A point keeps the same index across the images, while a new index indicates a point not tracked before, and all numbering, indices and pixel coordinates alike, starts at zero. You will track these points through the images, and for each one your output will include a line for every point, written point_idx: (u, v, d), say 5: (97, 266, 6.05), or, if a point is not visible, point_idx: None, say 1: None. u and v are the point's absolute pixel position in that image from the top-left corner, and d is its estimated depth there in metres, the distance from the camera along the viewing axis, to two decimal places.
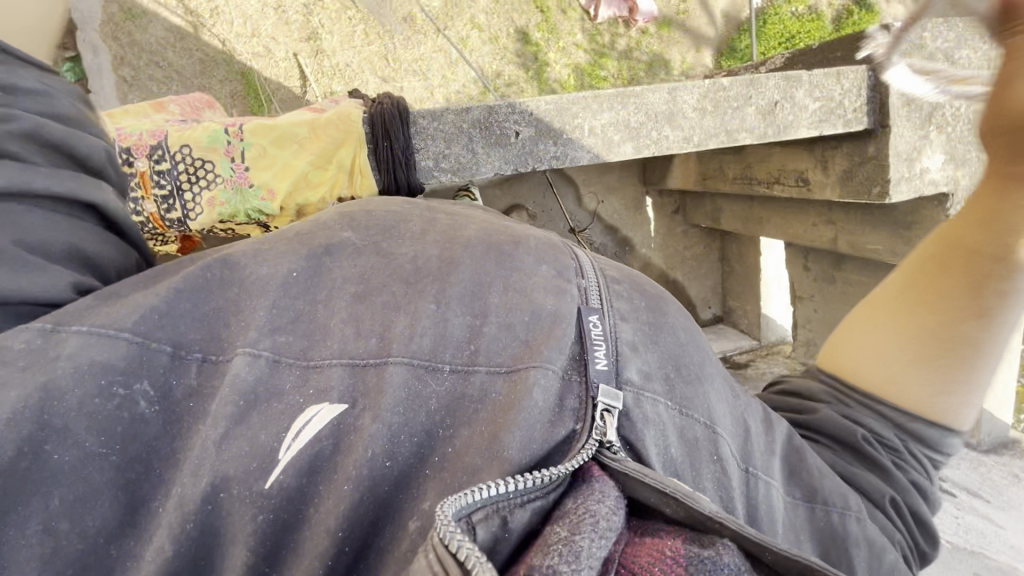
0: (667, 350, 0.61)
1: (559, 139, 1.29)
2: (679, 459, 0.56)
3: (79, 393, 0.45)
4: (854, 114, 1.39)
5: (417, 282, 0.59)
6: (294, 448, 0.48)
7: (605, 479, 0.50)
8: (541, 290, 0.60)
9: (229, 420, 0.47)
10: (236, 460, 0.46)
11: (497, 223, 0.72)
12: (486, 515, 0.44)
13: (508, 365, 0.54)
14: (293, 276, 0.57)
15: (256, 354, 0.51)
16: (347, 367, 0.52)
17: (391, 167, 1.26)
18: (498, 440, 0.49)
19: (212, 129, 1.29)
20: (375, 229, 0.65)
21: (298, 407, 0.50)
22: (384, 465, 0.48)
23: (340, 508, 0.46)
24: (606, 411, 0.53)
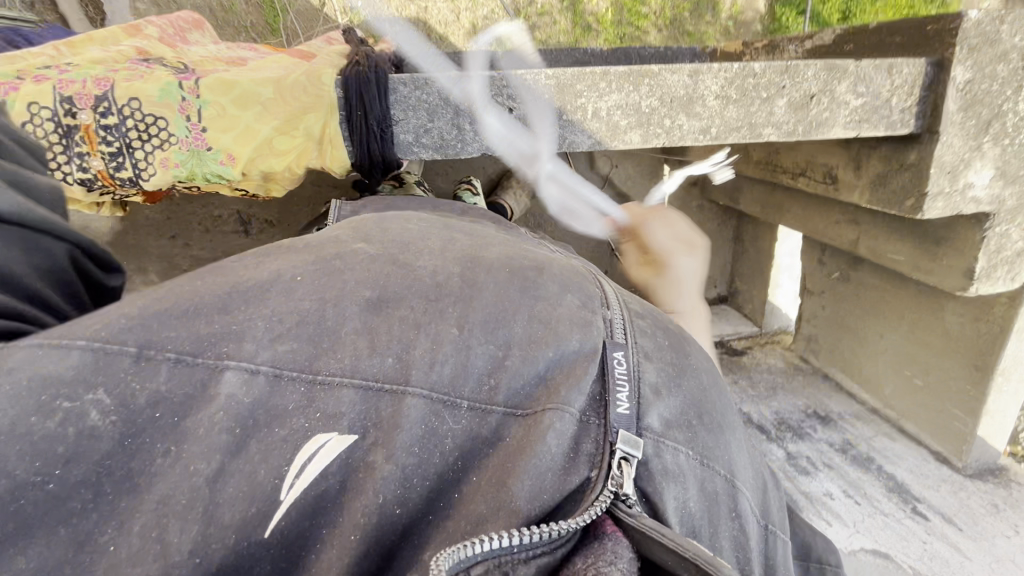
0: (691, 394, 0.56)
1: (558, 118, 1.09)
2: (698, 515, 0.51)
3: (12, 412, 0.37)
4: (902, 115, 1.14)
5: (437, 299, 0.52)
6: (297, 487, 0.42)
7: (618, 538, 0.45)
8: (567, 322, 0.54)
9: (225, 452, 0.41)
10: (232, 501, 0.40)
11: (522, 248, 0.66)
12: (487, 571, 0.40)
13: (526, 408, 0.49)
14: (296, 276, 0.50)
15: (254, 371, 0.44)
16: (357, 391, 0.45)
17: (364, 138, 1.04)
18: (506, 489, 0.44)
19: (166, 77, 1.01)
20: (391, 244, 0.58)
21: (304, 435, 0.43)
22: (394, 513, 0.43)
23: (342, 562, 0.41)
24: (624, 460, 0.48)
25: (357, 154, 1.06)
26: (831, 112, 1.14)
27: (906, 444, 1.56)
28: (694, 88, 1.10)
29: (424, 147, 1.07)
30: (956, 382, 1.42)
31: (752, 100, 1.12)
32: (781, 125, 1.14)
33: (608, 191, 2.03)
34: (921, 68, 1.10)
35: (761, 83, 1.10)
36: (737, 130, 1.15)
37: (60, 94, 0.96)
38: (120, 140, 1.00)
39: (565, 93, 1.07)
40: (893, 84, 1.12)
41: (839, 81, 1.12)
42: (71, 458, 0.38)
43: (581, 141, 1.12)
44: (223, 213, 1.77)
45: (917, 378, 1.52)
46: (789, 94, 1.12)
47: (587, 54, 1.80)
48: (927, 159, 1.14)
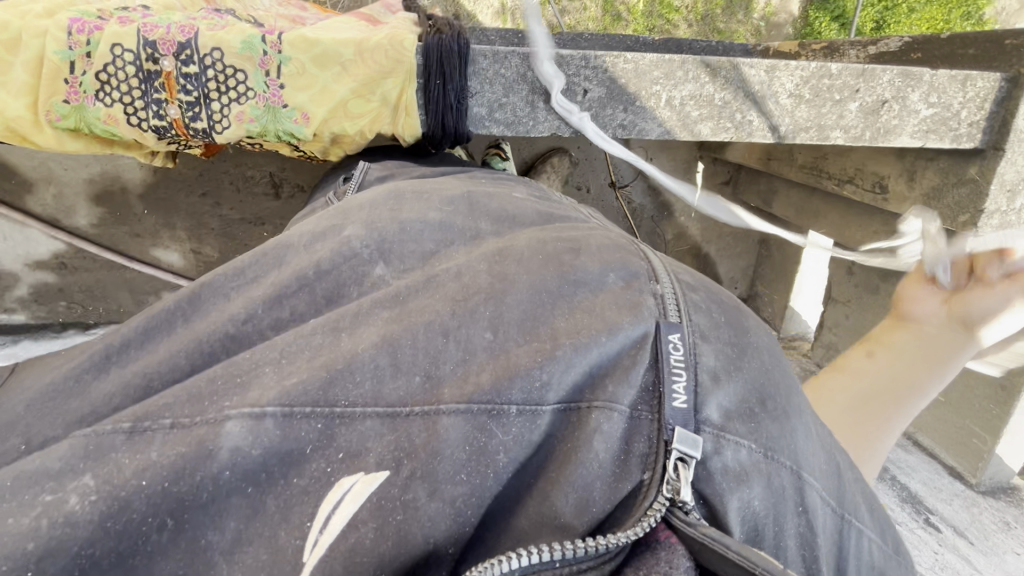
0: (750, 380, 0.56)
1: (632, 104, 1.15)
2: (762, 513, 0.52)
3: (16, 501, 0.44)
4: (967, 128, 1.23)
5: (466, 300, 0.55)
6: (322, 540, 0.45)
7: (673, 544, 0.46)
8: (614, 307, 0.55)
9: (244, 516, 0.46)
10: (258, 565, 0.44)
11: (543, 230, 0.70)
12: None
13: (569, 399, 0.51)
14: (301, 330, 0.55)
15: (261, 415, 0.47)
16: (382, 420, 0.48)
17: (440, 109, 1.07)
18: (550, 503, 0.47)
19: (246, 30, 1.01)
20: (413, 258, 0.65)
21: (327, 481, 0.46)
22: (449, 549, 0.46)
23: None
24: (680, 462, 0.49)
25: (429, 124, 1.09)
26: (901, 119, 1.21)
27: (919, 457, 1.59)
28: (769, 85, 1.17)
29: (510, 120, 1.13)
30: (981, 401, 1.44)
31: (825, 101, 1.19)
32: (850, 128, 1.21)
33: (638, 184, 2.02)
34: (996, 83, 1.19)
35: (836, 85, 1.18)
36: (807, 130, 1.22)
37: (145, 38, 0.97)
38: (198, 90, 1.01)
39: (640, 78, 1.13)
40: (965, 96, 1.20)
41: (912, 88, 1.19)
42: (44, 555, 0.42)
43: (651, 129, 1.17)
44: (252, 174, 1.74)
45: (934, 396, 1.56)
46: (862, 98, 1.19)
47: (636, 42, 1.78)
48: (989, 173, 1.22)
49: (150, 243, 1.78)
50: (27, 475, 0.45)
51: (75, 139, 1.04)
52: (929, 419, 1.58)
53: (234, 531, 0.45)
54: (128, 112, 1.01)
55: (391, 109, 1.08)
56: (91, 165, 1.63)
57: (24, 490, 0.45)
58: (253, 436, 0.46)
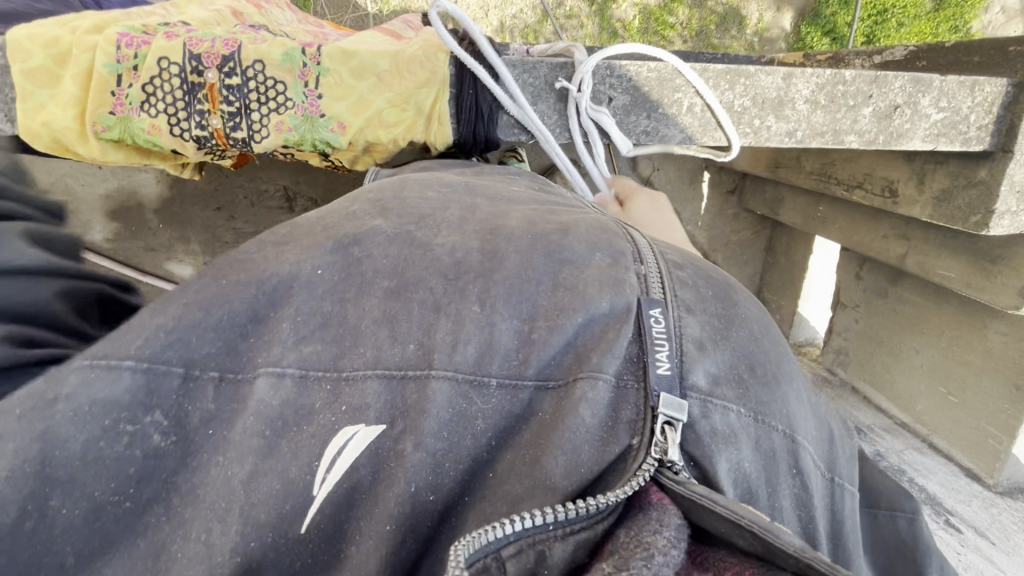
0: (739, 346, 0.54)
1: (655, 110, 1.13)
2: (753, 474, 0.50)
3: (83, 438, 0.42)
4: (977, 132, 1.22)
5: (457, 277, 0.52)
6: (328, 482, 0.43)
7: (663, 506, 0.44)
8: (596, 283, 0.53)
9: (257, 456, 0.43)
10: (267, 502, 0.42)
11: (544, 210, 0.67)
12: (520, 549, 0.40)
13: (558, 378, 0.48)
14: (318, 274, 0.51)
15: (280, 374, 0.46)
16: (382, 382, 0.44)
17: (472, 119, 1.11)
18: (539, 464, 0.43)
19: (288, 44, 1.06)
20: (410, 219, 0.58)
21: (331, 429, 0.44)
22: (428, 500, 0.43)
23: (379, 549, 0.41)
24: (667, 425, 0.47)
25: (461, 132, 1.12)
26: (913, 124, 1.20)
27: (937, 458, 1.65)
28: (786, 91, 1.15)
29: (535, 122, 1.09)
30: (993, 402, 1.49)
31: (839, 107, 1.17)
32: (864, 133, 1.19)
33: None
34: (1003, 88, 1.19)
35: (850, 91, 1.16)
36: (822, 135, 1.19)
37: (191, 52, 1.02)
38: (240, 101, 1.05)
39: (664, 85, 1.12)
40: (974, 101, 1.19)
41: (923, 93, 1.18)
42: (141, 479, 0.43)
43: (673, 135, 1.16)
44: (266, 187, 1.79)
45: (951, 398, 1.61)
46: (874, 103, 1.18)
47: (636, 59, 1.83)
48: (998, 174, 1.22)
49: (165, 257, 1.81)
50: (100, 403, 0.43)
51: (116, 151, 1.10)
52: (945, 421, 1.64)
53: (250, 470, 0.43)
54: (172, 122, 1.06)
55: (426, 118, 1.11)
56: (107, 181, 1.71)
57: (99, 420, 0.43)
58: (275, 391, 0.45)
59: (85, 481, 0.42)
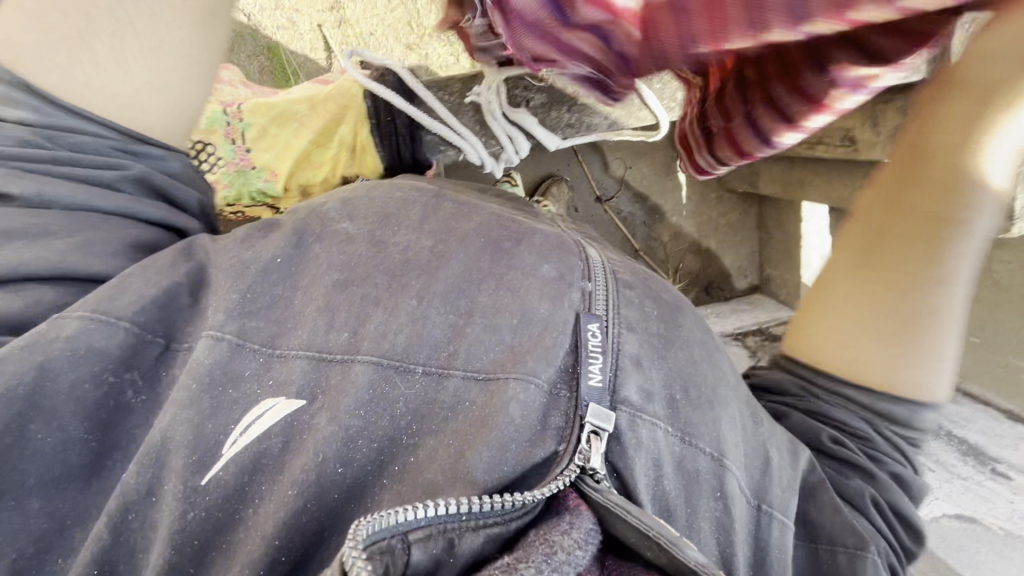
0: (676, 367, 0.56)
1: (576, 104, 1.11)
2: (673, 494, 0.51)
3: (73, 375, 0.45)
4: None
5: (403, 274, 0.53)
6: (239, 443, 0.41)
7: (580, 511, 0.44)
8: (537, 292, 0.54)
9: (182, 405, 0.43)
10: (180, 450, 0.41)
11: (508, 215, 0.66)
12: (428, 536, 0.38)
13: (487, 371, 0.47)
14: (275, 262, 0.53)
15: (218, 337, 0.46)
16: (309, 361, 0.46)
17: (394, 142, 1.12)
18: (463, 458, 0.42)
19: (211, 106, 1.08)
20: (372, 217, 0.59)
21: (253, 398, 0.44)
22: (336, 471, 0.41)
23: (280, 514, 0.39)
24: (594, 434, 0.47)
25: (388, 158, 1.12)
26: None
27: (973, 405, 1.34)
28: None
29: (461, 131, 1.06)
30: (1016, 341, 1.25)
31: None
32: None
33: (624, 195, 1.84)
34: None
35: None
36: None
37: None
38: None
39: None
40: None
41: None
42: (109, 424, 0.46)
43: (598, 122, 1.16)
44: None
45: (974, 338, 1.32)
46: None
47: None
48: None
49: None
50: (92, 350, 0.46)
51: None
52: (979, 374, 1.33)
53: (171, 416, 0.42)
54: None
55: (350, 151, 1.13)
56: None
57: (90, 363, 0.46)
58: (213, 349, 0.45)
59: (63, 415, 0.44)
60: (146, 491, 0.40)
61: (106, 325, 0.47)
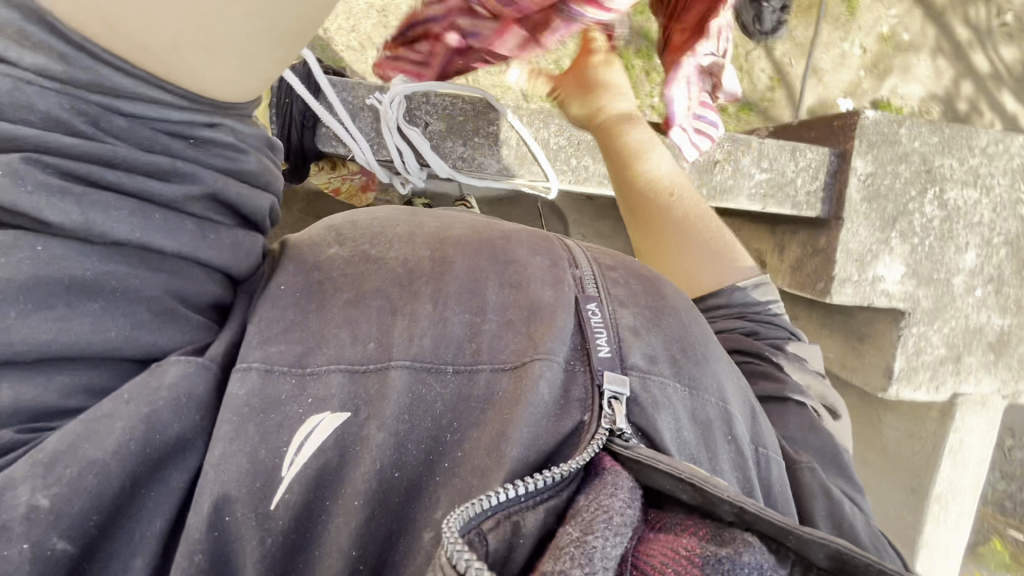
0: (670, 332, 0.61)
1: (471, 137, 1.13)
2: (693, 443, 0.56)
3: (180, 426, 0.43)
4: (807, 198, 1.28)
5: (411, 284, 0.55)
6: (297, 463, 0.43)
7: (618, 471, 0.48)
8: (538, 281, 0.58)
9: (227, 438, 0.42)
10: (238, 479, 0.41)
11: (486, 221, 0.69)
12: (498, 523, 0.41)
13: (511, 361, 0.51)
14: (281, 289, 0.53)
15: (247, 367, 0.46)
16: (344, 375, 0.47)
17: (288, 127, 1.09)
18: (506, 437, 0.45)
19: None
20: (363, 237, 0.60)
21: (298, 419, 0.44)
22: (393, 476, 0.44)
23: (353, 526, 0.42)
24: (613, 399, 0.51)
25: (279, 137, 1.11)
26: (735, 180, 1.23)
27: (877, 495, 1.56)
28: None
29: (353, 133, 1.04)
30: (912, 444, 1.52)
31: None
32: None
33: None
34: (825, 157, 1.27)
35: None
36: None
37: None
38: None
39: (479, 117, 1.13)
40: (797, 165, 1.26)
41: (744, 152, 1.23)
42: None
43: (489, 163, 1.15)
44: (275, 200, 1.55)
45: (894, 430, 1.56)
46: None
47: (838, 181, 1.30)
48: (834, 243, 1.29)
49: None
50: (196, 399, 0.44)
51: None
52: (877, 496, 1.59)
53: (220, 451, 0.42)
54: None
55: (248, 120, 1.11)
56: None
57: (193, 411, 0.43)
58: (248, 381, 0.45)
59: None
60: (210, 526, 0.41)
61: (204, 368, 0.45)
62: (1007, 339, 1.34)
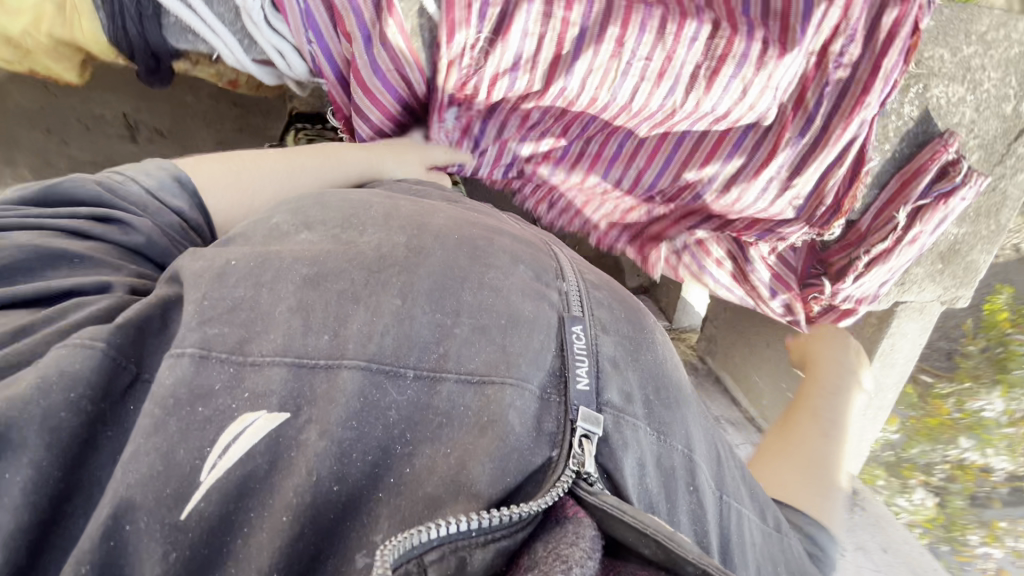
0: (647, 370, 0.58)
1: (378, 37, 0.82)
2: (655, 490, 0.53)
3: (39, 408, 0.38)
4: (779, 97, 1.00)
5: (381, 269, 0.50)
6: (219, 468, 0.37)
7: (580, 518, 0.43)
8: (520, 292, 0.53)
9: (140, 434, 0.38)
10: (145, 484, 0.36)
11: (467, 213, 0.64)
12: (441, 557, 0.37)
13: (480, 374, 0.46)
14: (230, 265, 0.48)
15: (179, 354, 0.41)
16: (288, 368, 0.42)
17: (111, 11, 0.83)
18: (465, 471, 0.41)
19: None
20: (333, 222, 0.56)
21: (229, 415, 0.39)
22: (332, 490, 0.39)
23: (276, 545, 0.36)
24: (584, 438, 0.48)
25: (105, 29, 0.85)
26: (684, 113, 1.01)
27: None
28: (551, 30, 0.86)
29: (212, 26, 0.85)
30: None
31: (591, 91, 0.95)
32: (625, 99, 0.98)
33: None
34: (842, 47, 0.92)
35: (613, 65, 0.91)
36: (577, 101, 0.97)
37: None
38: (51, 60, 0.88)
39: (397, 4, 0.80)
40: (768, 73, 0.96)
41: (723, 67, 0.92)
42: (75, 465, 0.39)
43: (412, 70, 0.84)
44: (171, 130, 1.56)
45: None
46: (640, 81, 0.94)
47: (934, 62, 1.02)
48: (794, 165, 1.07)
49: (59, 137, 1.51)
50: (66, 378, 0.39)
51: None
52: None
53: (131, 450, 0.37)
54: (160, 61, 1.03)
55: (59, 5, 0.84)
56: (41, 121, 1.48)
57: (62, 391, 0.39)
58: (168, 367, 0.40)
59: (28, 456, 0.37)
60: (103, 537, 0.35)
61: (83, 349, 0.41)
62: (958, 249, 1.18)
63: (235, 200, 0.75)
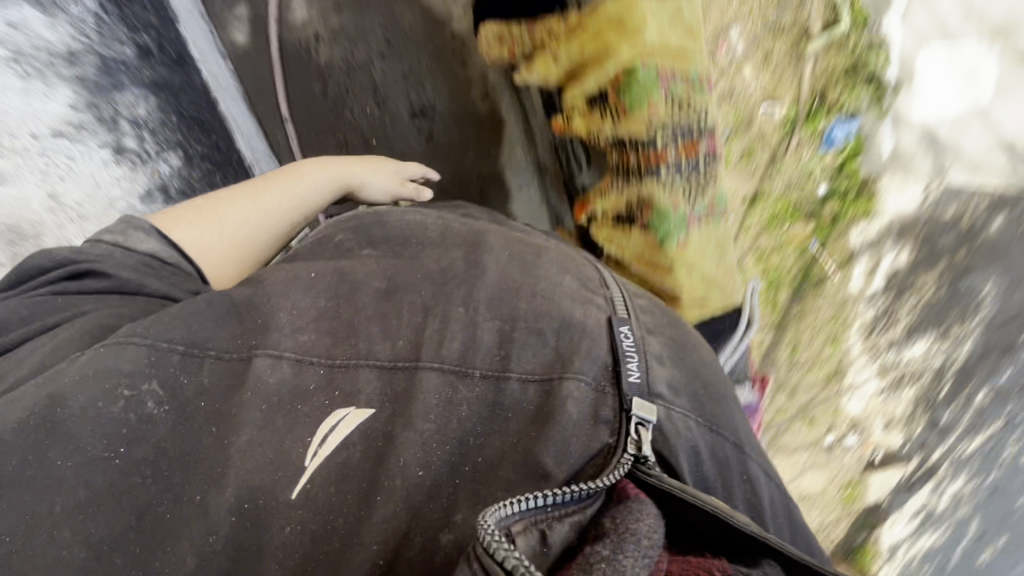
0: (694, 368, 0.60)
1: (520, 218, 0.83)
2: (710, 476, 0.56)
3: (84, 395, 0.42)
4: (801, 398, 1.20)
5: (445, 283, 0.55)
6: (320, 455, 0.43)
7: (643, 498, 0.45)
8: (569, 300, 0.56)
9: (255, 426, 0.44)
10: (262, 468, 0.42)
11: (513, 232, 0.68)
12: (525, 528, 0.41)
13: (541, 372, 0.50)
14: (312, 278, 0.54)
15: (278, 357, 0.47)
16: (374, 371, 0.47)
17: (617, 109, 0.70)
18: (534, 455, 0.45)
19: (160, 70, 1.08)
20: (393, 242, 0.63)
21: (324, 411, 0.45)
22: (418, 474, 0.43)
23: (379, 522, 0.41)
24: (641, 425, 0.49)
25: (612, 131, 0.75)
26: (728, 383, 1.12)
27: None
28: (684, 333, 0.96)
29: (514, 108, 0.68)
30: None
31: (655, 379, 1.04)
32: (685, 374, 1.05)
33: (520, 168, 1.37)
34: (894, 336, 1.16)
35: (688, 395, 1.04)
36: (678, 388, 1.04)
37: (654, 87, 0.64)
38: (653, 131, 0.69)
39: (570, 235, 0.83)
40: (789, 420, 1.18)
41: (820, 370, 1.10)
42: (133, 440, 0.42)
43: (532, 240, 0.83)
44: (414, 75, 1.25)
45: None
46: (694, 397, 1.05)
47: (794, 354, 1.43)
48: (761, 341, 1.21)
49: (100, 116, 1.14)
50: (105, 367, 0.44)
51: None
52: None
53: (247, 438, 0.43)
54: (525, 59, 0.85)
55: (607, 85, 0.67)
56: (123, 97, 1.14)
57: (110, 378, 0.43)
58: (273, 366, 0.47)
59: (82, 437, 0.41)
60: (232, 511, 0.41)
61: (121, 342, 0.45)
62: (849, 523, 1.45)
63: (202, 234, 0.70)
